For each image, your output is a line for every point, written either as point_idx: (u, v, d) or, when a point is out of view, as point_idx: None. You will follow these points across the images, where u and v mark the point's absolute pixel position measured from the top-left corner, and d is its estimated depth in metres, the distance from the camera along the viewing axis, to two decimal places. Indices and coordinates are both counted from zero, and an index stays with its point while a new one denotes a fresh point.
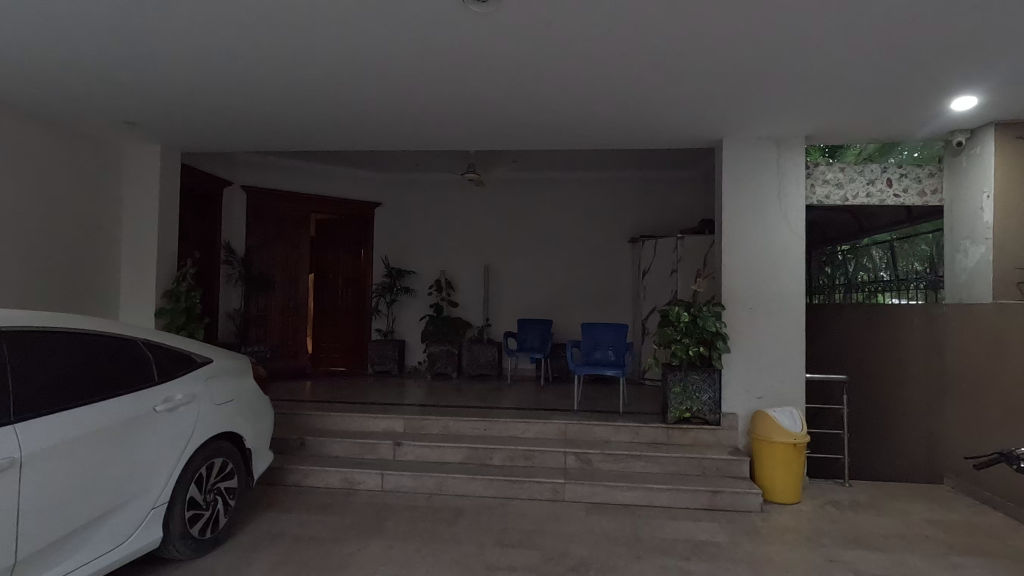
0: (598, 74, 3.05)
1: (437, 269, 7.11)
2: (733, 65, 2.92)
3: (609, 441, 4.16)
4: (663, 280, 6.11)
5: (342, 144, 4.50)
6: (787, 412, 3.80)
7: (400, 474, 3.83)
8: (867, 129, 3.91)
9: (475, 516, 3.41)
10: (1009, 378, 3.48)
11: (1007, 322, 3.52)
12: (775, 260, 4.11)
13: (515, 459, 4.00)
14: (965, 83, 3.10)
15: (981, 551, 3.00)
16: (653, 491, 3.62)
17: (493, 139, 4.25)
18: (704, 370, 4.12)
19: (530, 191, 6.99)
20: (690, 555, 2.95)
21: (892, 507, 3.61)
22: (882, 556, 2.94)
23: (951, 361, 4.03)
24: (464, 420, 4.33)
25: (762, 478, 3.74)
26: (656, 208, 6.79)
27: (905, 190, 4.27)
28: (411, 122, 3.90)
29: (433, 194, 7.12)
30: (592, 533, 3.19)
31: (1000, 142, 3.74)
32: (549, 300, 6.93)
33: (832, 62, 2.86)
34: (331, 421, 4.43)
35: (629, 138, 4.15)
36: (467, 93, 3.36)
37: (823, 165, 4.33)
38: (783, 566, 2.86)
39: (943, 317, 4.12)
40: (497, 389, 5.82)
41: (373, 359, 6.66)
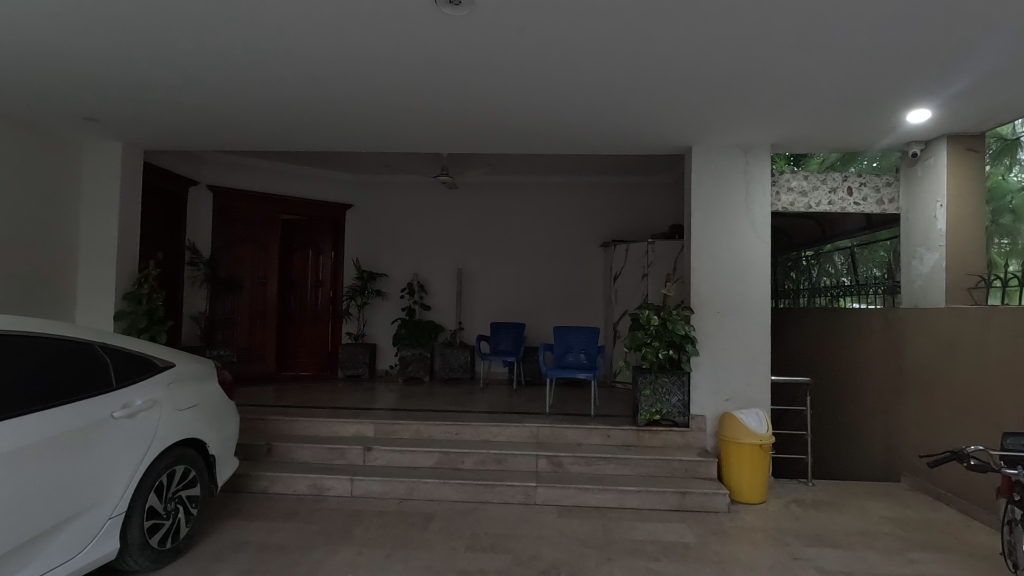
0: (571, 79, 3.07)
1: (410, 272, 7.05)
2: (701, 74, 2.98)
3: (581, 444, 4.18)
4: (634, 283, 6.19)
5: (313, 144, 4.41)
6: (753, 414, 3.90)
7: (370, 479, 3.78)
8: (830, 139, 4.05)
9: (447, 521, 3.39)
10: (962, 379, 3.63)
11: (960, 325, 3.67)
12: (742, 266, 4.21)
13: (487, 462, 3.99)
14: (920, 96, 3.24)
15: (936, 546, 3.12)
16: (624, 493, 3.66)
17: (468, 142, 4.23)
18: (673, 373, 4.16)
19: (504, 194, 7.00)
20: (660, 556, 2.99)
21: (852, 505, 3.73)
22: (843, 553, 3.03)
23: (906, 363, 4.19)
24: (435, 424, 4.29)
25: (729, 479, 3.81)
26: (629, 213, 6.89)
27: (864, 199, 4.43)
28: (384, 123, 3.87)
29: (406, 197, 7.06)
30: (564, 536, 3.20)
31: (953, 154, 3.93)
32: (522, 303, 6.94)
33: (797, 72, 2.94)
34: (299, 426, 4.34)
35: (601, 143, 4.20)
36: (439, 95, 3.33)
37: (788, 173, 4.45)
38: (748, 565, 2.92)
39: (900, 320, 4.28)
40: (471, 393, 5.79)
41: (343, 363, 6.57)
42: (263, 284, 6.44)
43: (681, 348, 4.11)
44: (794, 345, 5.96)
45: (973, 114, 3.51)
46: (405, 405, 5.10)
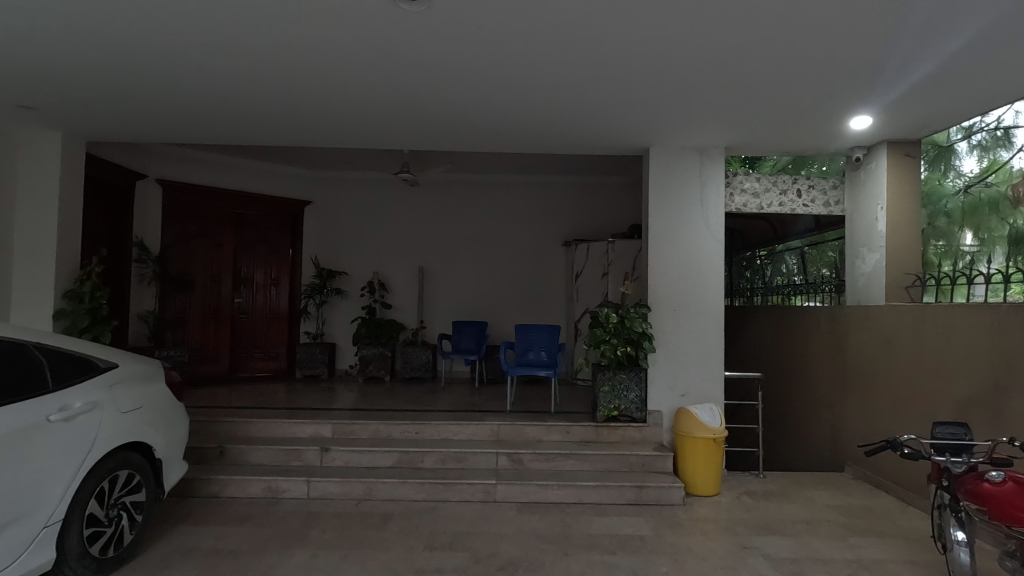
0: (529, 77, 3.08)
1: (370, 271, 6.96)
2: (656, 76, 3.04)
3: (541, 440, 4.21)
4: (594, 282, 6.26)
5: (270, 139, 4.31)
6: (707, 408, 3.99)
7: (327, 480, 3.71)
8: (781, 142, 4.20)
9: (405, 520, 3.37)
10: (899, 373, 3.82)
11: (898, 321, 3.86)
12: (697, 265, 4.32)
13: (447, 461, 3.98)
14: (860, 104, 3.40)
15: (875, 532, 3.28)
16: (582, 488, 3.71)
17: (427, 139, 4.20)
18: (631, 370, 4.23)
19: (465, 192, 6.98)
20: (616, 549, 3.04)
21: (799, 495, 3.88)
22: (789, 541, 3.15)
23: (849, 358, 4.39)
24: (395, 424, 4.25)
25: (684, 472, 3.91)
26: (589, 212, 6.97)
27: (812, 201, 4.59)
28: (342, 118, 3.81)
29: (366, 194, 6.96)
30: (522, 533, 3.21)
31: (892, 159, 4.14)
32: (484, 302, 6.94)
33: (748, 77, 3.04)
34: (254, 427, 4.24)
35: (560, 143, 4.23)
36: (398, 91, 3.31)
37: (741, 174, 4.58)
38: (701, 555, 3.00)
39: (844, 317, 4.48)
40: (432, 393, 5.77)
41: (301, 363, 6.44)
42: (217, 282, 6.24)
43: (638, 345, 4.19)
44: (749, 342, 6.15)
45: (910, 122, 3.71)
46: (364, 404, 5.04)
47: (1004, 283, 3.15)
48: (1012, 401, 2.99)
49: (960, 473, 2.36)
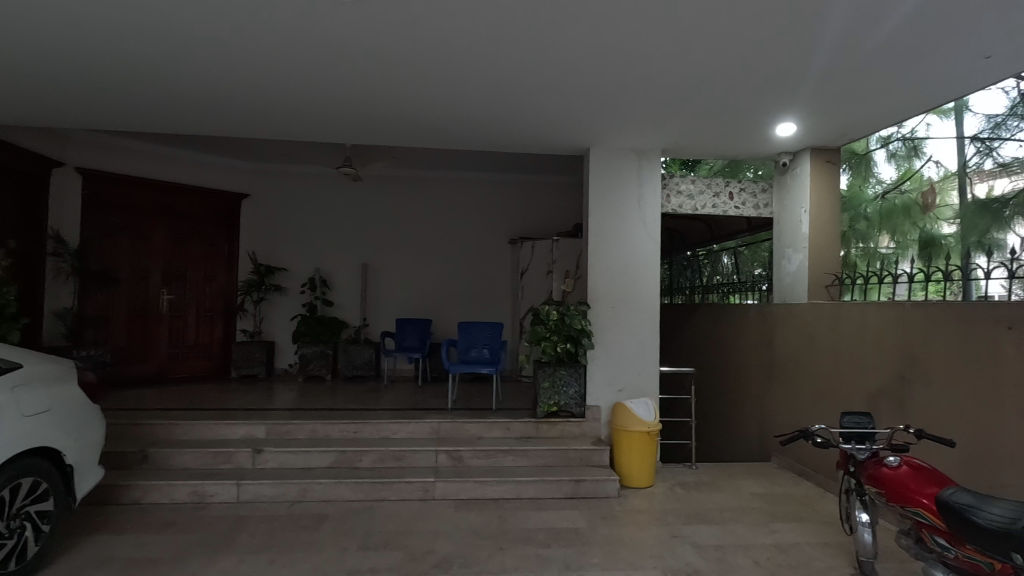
0: (466, 75, 3.09)
1: (312, 267, 6.79)
2: (593, 81, 3.13)
3: (481, 437, 4.22)
4: (539, 280, 6.33)
5: (199, 128, 4.14)
6: (642, 403, 4.11)
7: (259, 483, 3.60)
8: (714, 146, 4.37)
9: (340, 521, 3.31)
10: (819, 366, 4.05)
11: (818, 317, 4.09)
12: (634, 265, 4.44)
13: (386, 460, 3.93)
14: (781, 112, 3.60)
15: (794, 517, 3.47)
16: (521, 483, 3.75)
17: (367, 133, 4.14)
18: (571, 366, 4.29)
19: (410, 188, 6.90)
20: (550, 542, 3.09)
21: (727, 484, 4.06)
22: (715, 528, 3.29)
23: (775, 353, 4.61)
24: (332, 423, 4.16)
25: (619, 465, 4.02)
26: (534, 210, 7.03)
27: (743, 203, 4.79)
28: (277, 110, 3.71)
29: (307, 188, 6.78)
30: (459, 530, 3.22)
31: (815, 165, 4.38)
32: (429, 299, 6.89)
33: (679, 83, 3.15)
34: (181, 430, 4.05)
35: (502, 142, 4.27)
36: (337, 85, 3.25)
37: (677, 177, 4.74)
38: (632, 545, 3.09)
39: (771, 314, 4.70)
40: (373, 391, 5.67)
41: (236, 362, 6.23)
42: (144, 278, 5.93)
43: (578, 341, 4.26)
44: (688, 338, 6.36)
45: (829, 129, 3.93)
46: (302, 404, 4.90)
47: (924, 282, 3.31)
48: (914, 392, 3.24)
49: (864, 459, 2.54)
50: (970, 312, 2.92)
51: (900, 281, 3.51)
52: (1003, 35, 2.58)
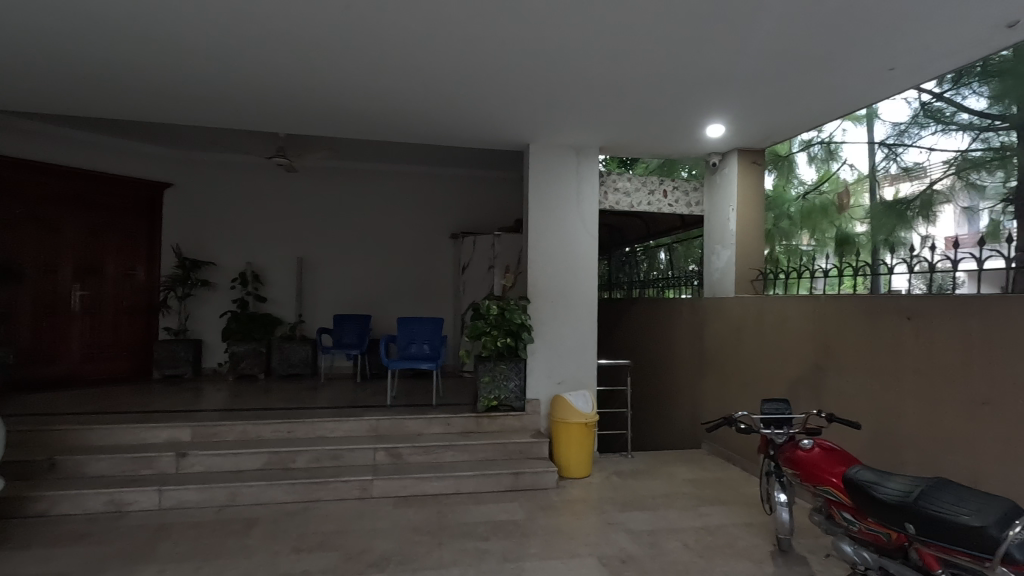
0: (403, 66, 3.04)
1: (243, 262, 6.49)
2: (532, 78, 3.16)
3: (421, 433, 4.18)
4: (480, 275, 6.34)
5: (117, 112, 3.87)
6: (580, 395, 4.20)
7: (183, 488, 3.41)
8: (649, 145, 4.51)
9: (272, 524, 3.19)
10: (745, 356, 4.27)
11: (744, 310, 4.31)
12: (573, 260, 4.52)
13: (321, 460, 3.82)
14: (711, 114, 3.77)
15: (721, 500, 3.65)
16: (461, 478, 3.75)
17: (303, 123, 4.01)
18: (511, 360, 4.32)
19: (349, 181, 6.72)
20: (489, 535, 3.11)
21: (661, 472, 4.22)
22: (649, 514, 3.42)
23: (706, 345, 4.83)
24: (265, 423, 4.00)
25: (558, 457, 4.09)
26: (476, 206, 7.02)
27: (676, 201, 4.98)
28: (203, 95, 3.53)
29: (237, 179, 6.47)
30: (397, 527, 3.18)
31: (742, 166, 4.60)
32: (369, 294, 6.75)
33: (614, 82, 3.23)
34: (96, 435, 3.78)
35: (442, 135, 4.23)
36: (268, 70, 3.12)
37: (614, 174, 4.86)
38: (569, 534, 3.15)
39: (702, 307, 4.91)
40: (310, 390, 5.50)
41: (160, 362, 5.87)
42: (53, 273, 5.47)
43: (517, 336, 4.29)
44: (626, 332, 6.56)
45: (754, 132, 4.14)
46: (233, 404, 4.70)
47: (840, 277, 3.56)
48: (828, 380, 3.48)
49: (782, 443, 2.71)
50: (876, 304, 3.15)
51: (818, 276, 3.75)
52: (904, 51, 2.81)
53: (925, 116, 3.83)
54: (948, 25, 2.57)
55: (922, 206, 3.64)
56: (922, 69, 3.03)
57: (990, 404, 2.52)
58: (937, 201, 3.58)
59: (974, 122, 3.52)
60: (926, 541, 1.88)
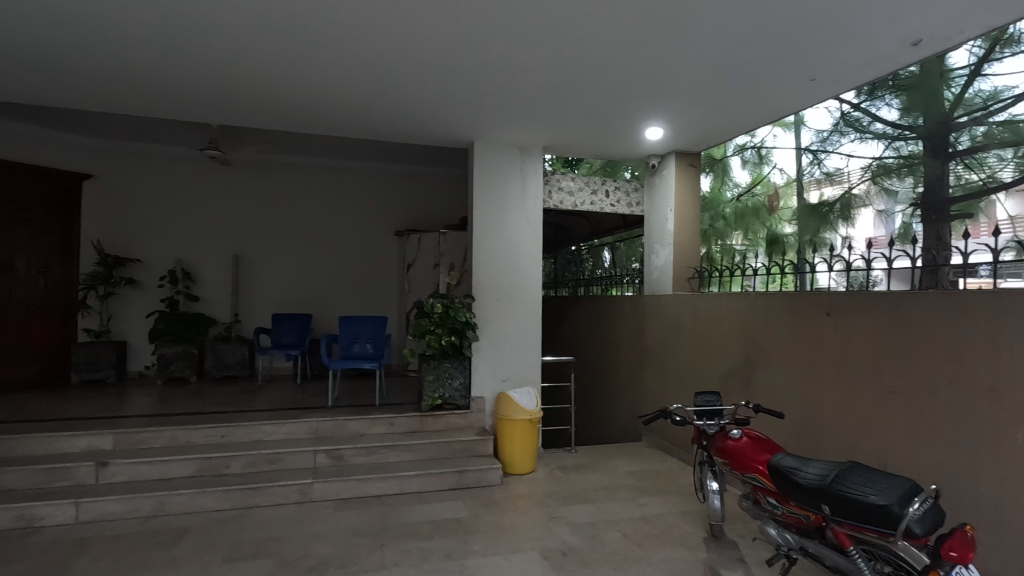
0: (343, 60, 2.98)
1: (173, 259, 6.16)
2: (476, 76, 3.18)
3: (364, 434, 4.11)
4: (426, 272, 6.28)
5: (29, 98, 3.60)
6: (524, 392, 4.24)
7: (104, 499, 3.21)
8: (592, 146, 4.61)
9: (203, 534, 3.05)
10: (682, 351, 4.44)
11: (681, 307, 4.48)
12: (517, 258, 4.55)
13: (258, 464, 3.69)
14: (650, 117, 3.89)
15: (660, 490, 3.78)
16: (404, 478, 3.71)
17: (239, 116, 3.86)
18: (456, 358, 4.31)
19: (288, 176, 6.49)
20: (433, 534, 3.09)
21: (603, 465, 4.32)
22: (590, 507, 3.50)
23: (646, 341, 4.98)
24: (196, 428, 3.82)
25: (502, 454, 4.12)
26: (421, 203, 6.95)
27: (618, 201, 5.10)
28: (128, 84, 3.33)
29: (167, 172, 6.13)
30: (338, 530, 3.11)
31: (679, 168, 4.77)
32: (310, 293, 6.55)
33: (555, 83, 3.28)
34: (4, 446, 3.50)
35: (385, 131, 4.16)
36: (199, 60, 2.98)
37: (558, 174, 4.93)
38: (512, 529, 3.18)
39: (642, 305, 5.06)
40: (247, 392, 5.29)
41: (79, 366, 5.48)
42: None
43: (462, 334, 4.29)
44: (571, 329, 6.67)
45: (691, 136, 4.31)
46: (162, 409, 4.46)
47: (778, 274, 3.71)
48: (757, 373, 3.67)
49: (713, 434, 2.84)
50: (800, 301, 3.35)
51: (752, 275, 3.96)
52: (824, 64, 3.01)
53: (845, 125, 4.05)
54: (862, 41, 2.77)
55: (842, 209, 3.91)
56: (840, 80, 3.26)
57: (897, 392, 2.74)
58: (856, 204, 3.85)
59: (887, 131, 3.75)
60: (840, 521, 2.03)
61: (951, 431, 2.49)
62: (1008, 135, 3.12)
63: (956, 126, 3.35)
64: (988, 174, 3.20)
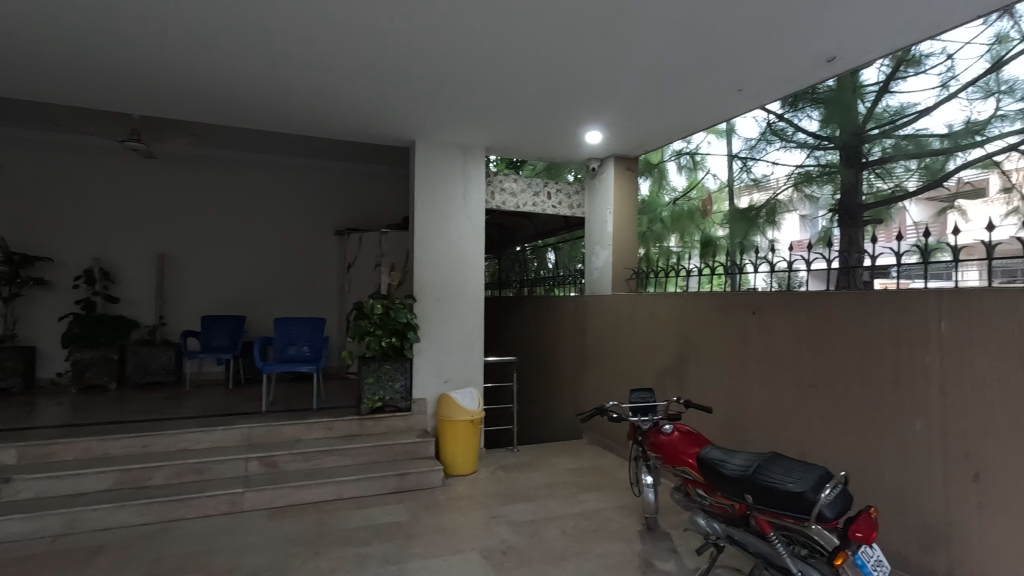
0: (274, 51, 2.87)
1: (90, 258, 5.75)
2: (414, 74, 3.14)
3: (300, 439, 3.97)
4: (367, 272, 6.16)
5: None
6: (466, 393, 4.24)
7: (7, 519, 2.95)
8: (533, 148, 4.66)
9: (121, 550, 2.87)
10: (621, 350, 4.55)
11: (620, 307, 4.60)
12: (458, 259, 4.53)
13: (183, 474, 3.50)
14: (589, 120, 3.97)
15: (599, 486, 3.86)
16: (342, 484, 3.62)
17: (163, 106, 3.66)
18: (396, 360, 4.25)
19: (219, 171, 6.19)
20: (371, 540, 3.03)
21: (545, 463, 4.38)
22: (531, 505, 3.54)
23: (587, 340, 5.08)
24: (114, 438, 3.58)
25: (444, 455, 4.09)
26: (363, 201, 6.81)
27: (560, 203, 5.19)
28: (34, 68, 3.08)
29: (83, 164, 5.72)
30: (270, 540, 3.00)
31: (618, 172, 4.91)
32: (244, 294, 6.28)
33: (495, 84, 3.29)
34: None
35: (322, 126, 4.05)
36: (115, 45, 2.80)
37: (501, 175, 4.95)
38: (453, 531, 3.17)
39: (583, 305, 5.17)
40: (173, 398, 5.01)
41: None
42: None
43: (403, 335, 4.23)
44: (514, 329, 6.72)
45: (628, 140, 4.44)
46: (76, 419, 4.15)
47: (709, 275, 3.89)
48: (690, 370, 3.82)
49: (648, 429, 2.94)
50: (728, 301, 3.52)
51: (690, 276, 4.11)
52: (750, 75, 3.18)
53: (771, 134, 4.28)
54: (782, 56, 2.94)
55: (768, 214, 4.13)
56: (763, 91, 3.45)
57: (815, 386, 2.92)
58: (780, 211, 4.07)
59: (809, 141, 3.96)
60: (761, 508, 2.14)
61: (861, 421, 2.68)
62: (913, 147, 3.33)
63: (869, 138, 3.57)
64: (896, 184, 3.40)
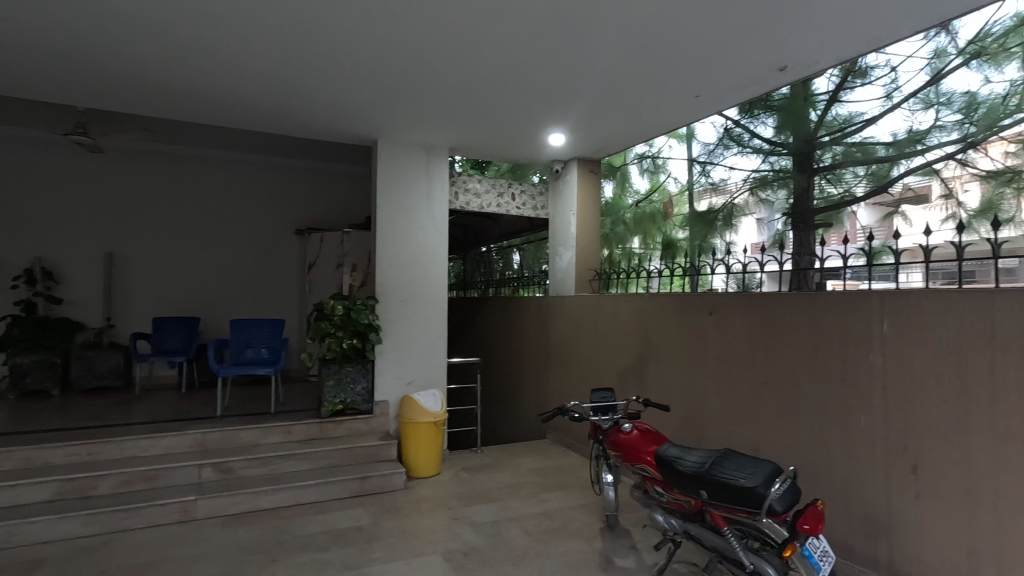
0: (230, 46, 2.79)
1: (31, 257, 5.46)
2: (375, 72, 3.10)
3: (257, 444, 3.87)
4: (329, 273, 6.04)
5: None
6: (429, 394, 4.21)
7: None
8: (497, 149, 4.66)
9: (62, 564, 2.73)
10: (584, 350, 4.60)
11: (583, 308, 4.65)
12: (421, 259, 4.50)
13: (132, 483, 3.36)
14: (552, 122, 3.99)
15: (561, 486, 3.90)
16: (301, 488, 3.54)
17: (112, 100, 3.50)
18: (358, 362, 4.19)
19: (172, 167, 5.97)
20: (329, 545, 2.98)
21: (508, 464, 4.39)
22: (493, 506, 3.54)
23: (550, 341, 5.12)
24: (56, 446, 3.41)
25: (406, 458, 4.05)
26: (324, 201, 6.68)
27: (524, 204, 5.21)
28: None
29: (23, 158, 5.43)
30: (224, 548, 2.91)
31: (581, 175, 4.97)
32: (199, 294, 6.08)
33: (458, 84, 3.28)
34: None
35: (281, 123, 3.96)
36: (58, 35, 2.67)
37: (465, 176, 4.94)
38: (414, 533, 3.14)
39: (547, 305, 5.20)
40: (121, 404, 4.80)
41: None
42: None
43: (365, 336, 4.18)
44: (479, 330, 6.70)
45: (591, 143, 4.50)
46: (14, 426, 3.94)
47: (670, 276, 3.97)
48: (650, 370, 3.89)
49: (608, 428, 2.99)
50: (688, 302, 3.60)
51: (653, 278, 4.17)
52: (706, 82, 3.27)
53: (728, 139, 4.37)
54: (736, 64, 3.04)
55: (726, 217, 4.17)
56: (719, 98, 3.56)
57: (768, 384, 3.02)
58: (738, 213, 4.11)
59: (764, 147, 4.07)
60: (714, 503, 2.19)
61: (809, 417, 2.79)
62: (860, 155, 3.44)
63: (820, 144, 3.67)
64: (845, 189, 3.50)
